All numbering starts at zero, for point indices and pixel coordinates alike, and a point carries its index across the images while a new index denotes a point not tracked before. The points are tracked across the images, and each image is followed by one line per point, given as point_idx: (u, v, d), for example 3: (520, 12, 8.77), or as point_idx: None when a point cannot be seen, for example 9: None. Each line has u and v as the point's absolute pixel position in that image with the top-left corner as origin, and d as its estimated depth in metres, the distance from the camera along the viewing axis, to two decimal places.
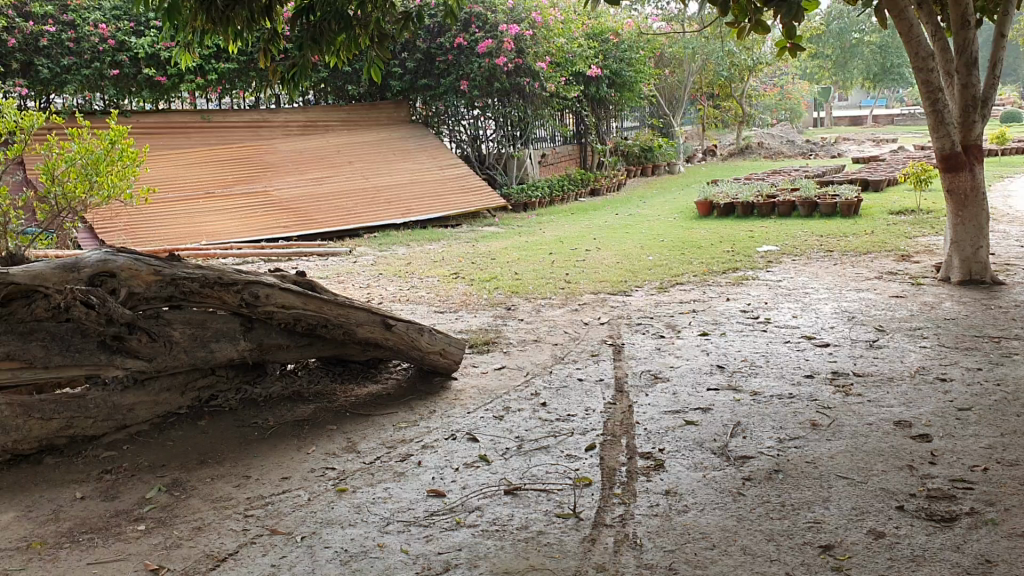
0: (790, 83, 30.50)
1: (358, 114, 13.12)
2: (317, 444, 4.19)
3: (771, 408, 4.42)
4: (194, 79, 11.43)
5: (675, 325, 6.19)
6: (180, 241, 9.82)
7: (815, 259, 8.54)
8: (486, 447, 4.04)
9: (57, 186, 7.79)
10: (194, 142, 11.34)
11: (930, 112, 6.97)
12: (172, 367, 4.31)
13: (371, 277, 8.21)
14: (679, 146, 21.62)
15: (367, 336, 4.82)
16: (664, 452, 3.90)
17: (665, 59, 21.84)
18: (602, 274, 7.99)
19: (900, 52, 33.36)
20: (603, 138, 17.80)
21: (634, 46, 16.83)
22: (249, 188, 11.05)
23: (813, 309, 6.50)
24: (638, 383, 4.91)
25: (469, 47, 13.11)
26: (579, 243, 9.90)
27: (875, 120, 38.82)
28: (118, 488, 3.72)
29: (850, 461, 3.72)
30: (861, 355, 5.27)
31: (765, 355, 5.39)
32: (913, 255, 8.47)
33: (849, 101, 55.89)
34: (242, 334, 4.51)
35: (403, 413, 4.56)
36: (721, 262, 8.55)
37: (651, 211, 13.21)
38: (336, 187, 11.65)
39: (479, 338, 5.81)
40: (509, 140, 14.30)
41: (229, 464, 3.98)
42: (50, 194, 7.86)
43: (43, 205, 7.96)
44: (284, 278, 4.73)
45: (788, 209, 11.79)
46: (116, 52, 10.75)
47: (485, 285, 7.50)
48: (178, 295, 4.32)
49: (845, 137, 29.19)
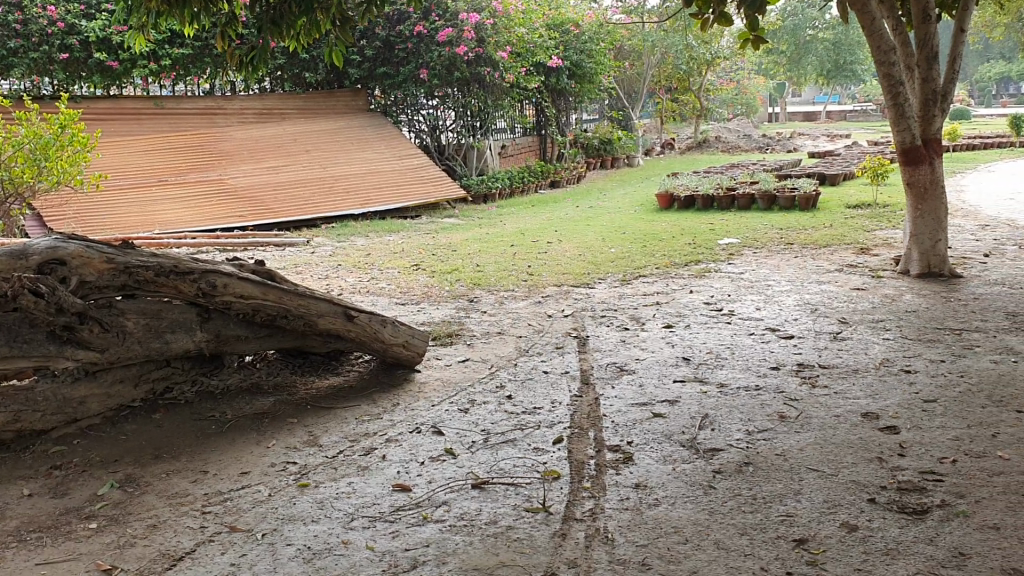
0: (746, 77, 30.76)
1: (315, 103, 12.91)
2: (277, 438, 4.06)
3: (739, 401, 4.39)
4: (147, 64, 11.17)
5: (639, 317, 6.15)
6: (133, 229, 9.58)
7: (776, 252, 8.57)
8: (451, 441, 3.95)
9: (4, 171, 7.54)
10: (146, 129, 11.07)
11: (891, 106, 7.02)
12: (126, 359, 4.17)
13: (330, 268, 8.06)
14: (637, 139, 21.69)
15: (328, 327, 4.70)
16: (633, 445, 3.85)
17: (624, 51, 21.89)
18: (564, 266, 7.94)
19: (852, 49, 33.80)
20: (563, 130, 17.79)
21: (594, 38, 16.80)
22: (204, 176, 10.82)
23: (776, 301, 6.51)
24: (604, 375, 4.85)
25: (429, 35, 12.98)
26: (540, 236, 9.84)
27: (829, 115, 39.35)
28: (68, 484, 3.58)
29: (820, 453, 3.69)
30: (825, 347, 5.27)
31: (730, 347, 5.37)
32: (872, 248, 8.53)
33: (803, 98, 56.57)
34: (198, 325, 4.37)
35: (366, 406, 4.45)
36: (683, 254, 8.54)
37: (612, 203, 13.20)
38: (292, 176, 11.46)
39: (441, 331, 5.71)
40: (469, 130, 14.19)
41: (185, 459, 3.84)
42: None
43: None
44: (243, 267, 4.58)
45: (747, 202, 11.80)
46: (66, 35, 10.45)
47: (447, 277, 7.41)
48: (132, 284, 4.17)
49: (799, 133, 29.53)
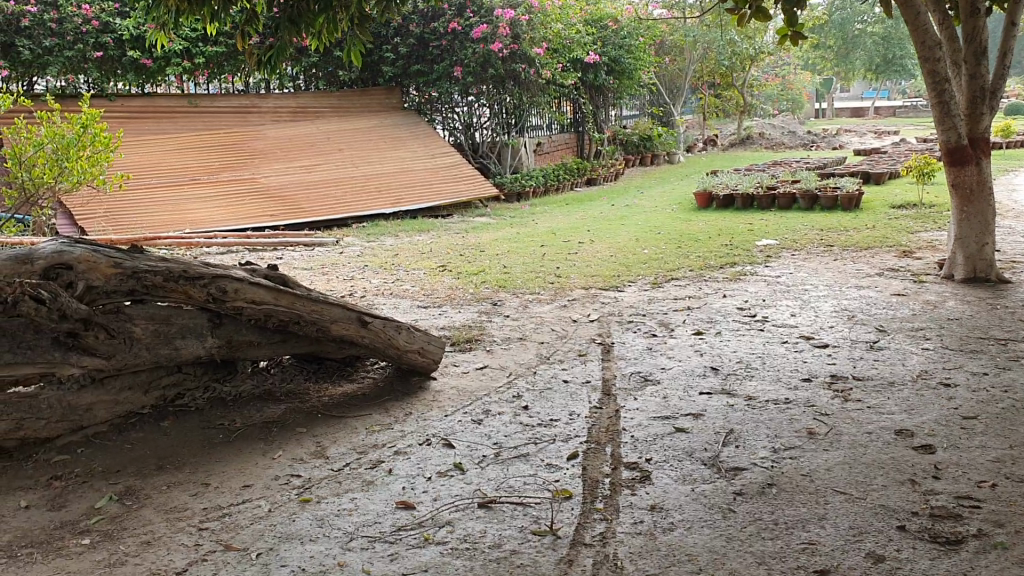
0: (792, 72, 30.16)
1: (349, 101, 12.85)
2: (284, 448, 3.94)
3: (766, 415, 4.18)
4: (181, 62, 11.20)
5: (668, 323, 5.95)
6: (164, 228, 9.58)
7: (815, 255, 8.30)
8: (462, 454, 3.80)
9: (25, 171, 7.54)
10: (180, 128, 11.09)
11: (935, 104, 6.73)
12: (133, 365, 4.07)
13: (356, 268, 7.96)
14: (679, 136, 21.38)
15: (342, 333, 4.57)
16: (651, 462, 3.67)
17: (665, 46, 21.61)
18: (595, 268, 7.76)
19: (902, 44, 32.74)
20: (601, 126, 17.55)
21: (633, 34, 16.55)
22: (237, 175, 10.80)
23: (812, 307, 6.27)
24: (627, 386, 4.67)
25: (463, 32, 12.88)
26: (572, 236, 9.67)
27: (878, 111, 38.58)
28: (67, 496, 3.49)
29: (848, 474, 3.48)
30: (860, 357, 5.03)
31: (761, 356, 5.15)
32: (915, 251, 8.22)
33: (851, 92, 55.53)
34: (209, 331, 4.27)
35: (378, 416, 4.31)
36: (718, 256, 8.31)
37: (648, 202, 12.97)
38: (325, 175, 11.40)
39: (462, 336, 5.57)
40: (504, 128, 14.06)
41: (188, 470, 3.73)
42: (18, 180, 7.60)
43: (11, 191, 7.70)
44: (255, 271, 4.46)
45: (788, 202, 11.52)
46: (100, 34, 10.51)
47: (472, 279, 7.26)
48: (140, 289, 4.07)
49: (845, 129, 28.95)
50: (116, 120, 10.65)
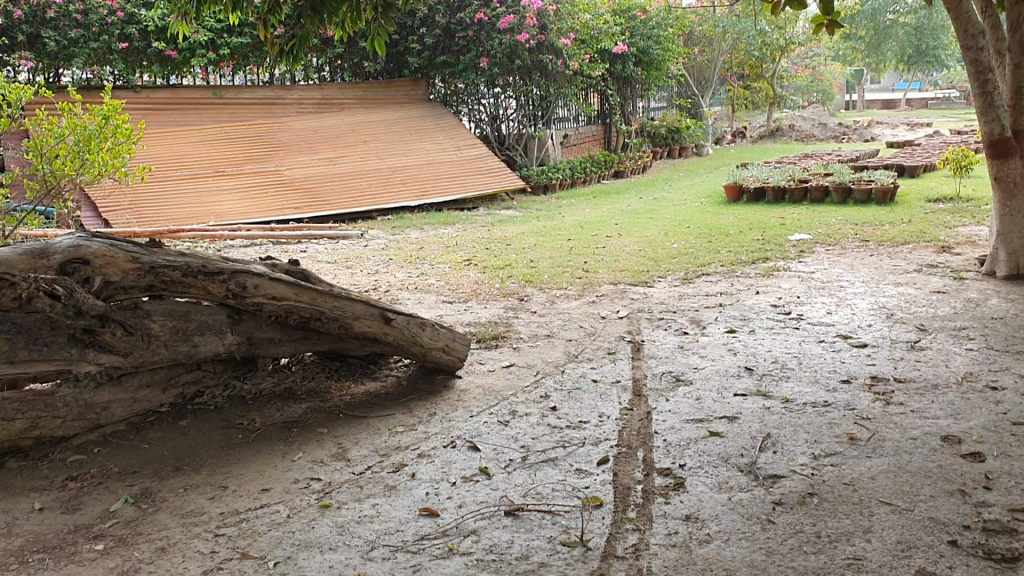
0: (822, 64, 29.74)
1: (374, 92, 12.73)
2: (304, 450, 3.82)
3: (804, 419, 4.01)
4: (206, 54, 11.13)
5: (699, 321, 5.78)
6: (187, 221, 9.51)
7: (850, 250, 8.07)
8: (488, 458, 3.67)
9: (46, 164, 7.45)
10: (205, 119, 11.01)
11: (979, 95, 6.52)
12: (151, 363, 3.97)
13: (381, 262, 7.85)
14: (707, 128, 21.12)
15: (364, 330, 4.44)
16: (685, 468, 3.52)
17: (694, 37, 21.36)
18: (623, 262, 7.61)
19: (936, 34, 32.22)
20: (628, 118, 17.34)
21: (662, 24, 16.31)
22: (260, 167, 10.71)
23: (848, 304, 6.07)
24: (658, 386, 4.51)
25: (490, 22, 12.74)
26: (599, 229, 9.51)
27: (908, 103, 38.02)
28: (81, 498, 3.39)
29: (893, 483, 3.31)
30: (901, 357, 4.84)
31: (797, 356, 4.98)
32: (954, 246, 7.98)
33: (881, 82, 54.70)
34: (229, 328, 4.16)
35: (401, 416, 4.18)
36: (749, 251, 8.11)
37: (676, 195, 12.77)
38: (350, 167, 11.29)
39: (487, 333, 5.43)
40: (530, 120, 13.97)
41: (206, 472, 3.61)
42: (38, 172, 7.51)
43: (31, 184, 7.60)
44: (276, 267, 4.34)
45: (820, 195, 11.28)
46: (126, 25, 10.46)
47: (498, 273, 7.13)
48: (158, 284, 3.96)
49: (875, 120, 28.52)
50: (140, 112, 10.59)
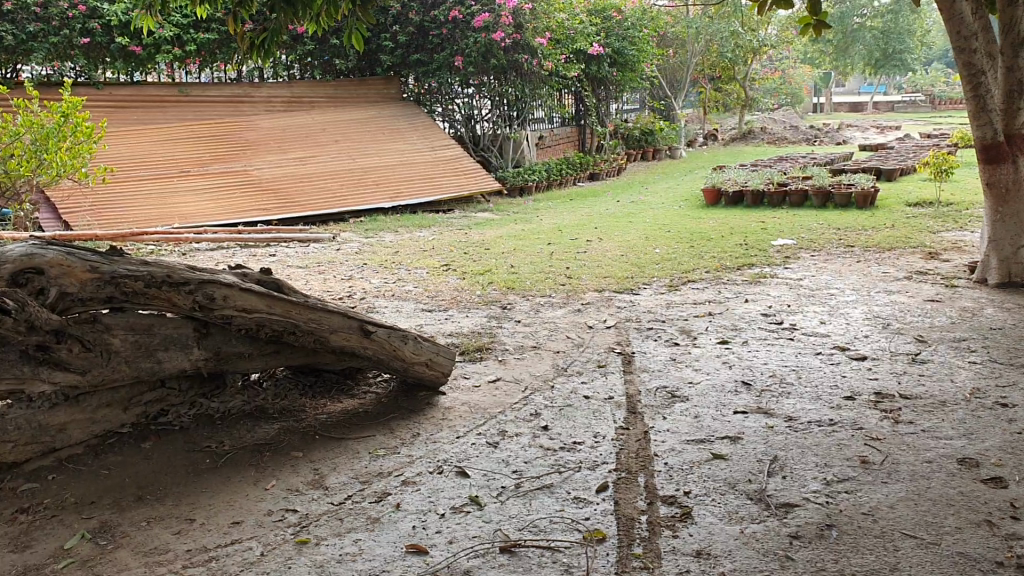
0: (792, 67, 29.76)
1: (345, 90, 12.43)
2: (278, 477, 3.54)
3: (812, 440, 3.78)
4: (171, 49, 10.78)
5: (690, 330, 5.56)
6: (151, 223, 9.14)
7: (836, 255, 7.91)
8: (478, 485, 3.41)
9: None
10: (170, 118, 10.66)
11: (970, 98, 6.31)
12: (111, 381, 3.68)
13: (355, 267, 7.55)
14: (680, 130, 20.99)
15: (342, 344, 4.16)
16: (692, 496, 3.28)
17: (667, 38, 21.26)
18: (606, 268, 7.38)
19: (903, 38, 32.40)
20: (603, 120, 17.13)
21: (637, 25, 16.13)
22: (227, 167, 10.36)
23: (842, 314, 5.88)
24: (654, 403, 4.28)
25: (464, 21, 12.46)
26: (578, 233, 9.29)
27: (876, 106, 38.27)
28: (32, 534, 3.09)
29: (914, 513, 3.09)
30: (903, 371, 4.65)
31: (796, 369, 4.77)
32: (941, 252, 7.83)
33: (848, 86, 55.22)
34: (195, 342, 3.87)
35: (382, 438, 3.91)
36: (734, 257, 7.93)
37: (654, 198, 12.60)
38: (321, 168, 10.97)
39: (470, 344, 5.16)
40: (505, 121, 13.68)
41: (171, 502, 3.32)
42: None
43: None
44: (247, 275, 4.04)
45: (800, 199, 11.14)
46: (88, 19, 10.09)
47: (478, 279, 6.87)
48: (119, 296, 3.65)
49: (844, 123, 28.57)
50: (101, 110, 10.21)
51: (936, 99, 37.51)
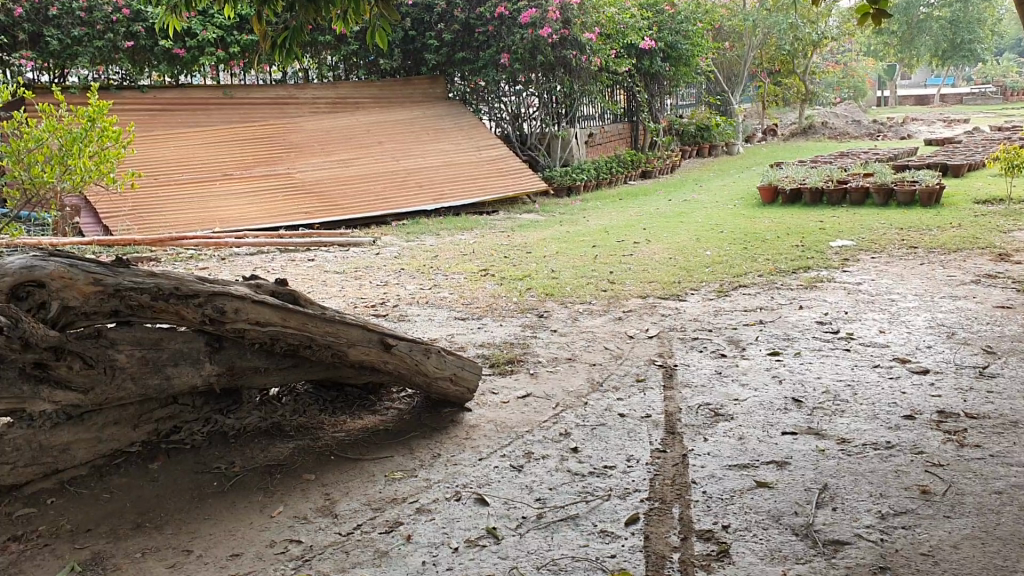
0: (854, 59, 28.92)
1: (390, 91, 12.34)
2: (286, 503, 3.32)
3: (867, 466, 3.44)
4: (215, 51, 10.75)
5: (738, 341, 5.22)
6: (191, 227, 9.07)
7: (897, 258, 7.48)
8: (497, 515, 3.15)
9: (24, 170, 7.03)
10: (214, 119, 10.60)
11: None
12: (117, 399, 3.44)
13: (392, 272, 7.36)
14: (738, 125, 20.46)
15: (360, 358, 3.92)
16: (730, 531, 2.98)
17: (723, 32, 20.78)
18: (652, 272, 7.07)
19: (971, 27, 31.23)
20: (656, 117, 16.75)
21: (691, 18, 15.70)
22: (270, 170, 10.26)
23: (903, 321, 5.50)
24: (695, 423, 3.97)
25: (511, 17, 12.23)
26: (626, 234, 8.97)
27: (943, 99, 37.10)
28: (23, 565, 2.91)
29: (981, 554, 2.74)
30: (969, 387, 4.26)
31: (851, 384, 4.41)
32: (1013, 254, 7.35)
33: (914, 79, 53.70)
34: (207, 357, 3.63)
35: (400, 459, 3.68)
36: (789, 259, 7.56)
37: (707, 196, 12.21)
38: (365, 170, 10.82)
39: (502, 356, 4.91)
40: (553, 118, 13.37)
41: (170, 532, 3.12)
42: (16, 179, 7.11)
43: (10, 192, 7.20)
44: (260, 287, 3.81)
45: (861, 197, 10.66)
46: (131, 23, 10.10)
47: (517, 285, 6.63)
48: (124, 310, 3.42)
49: (911, 116, 27.65)
50: (145, 112, 10.17)
51: (1006, 91, 36.17)
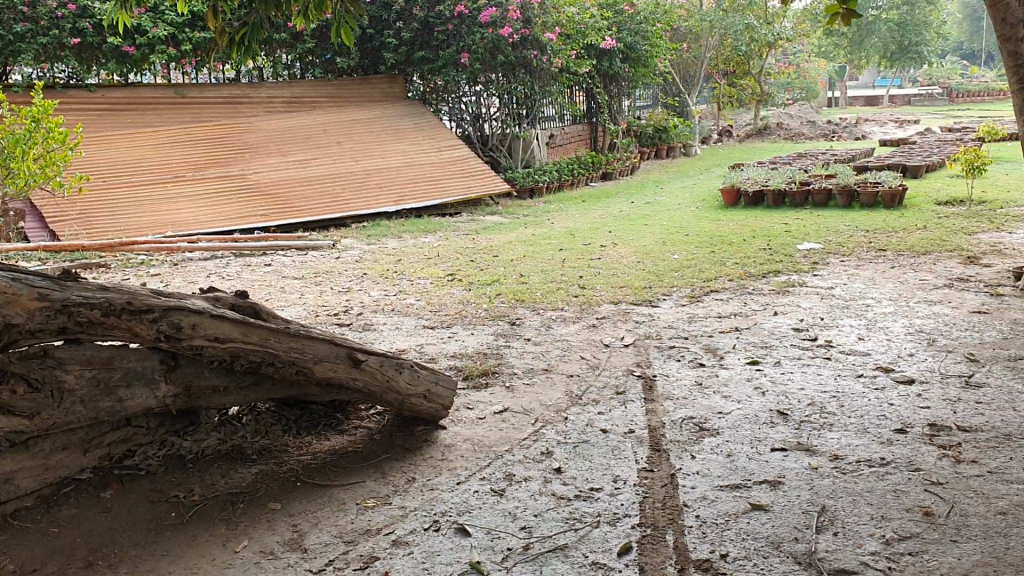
0: (806, 60, 29.14)
1: (347, 90, 12.06)
2: (251, 536, 3.09)
3: (863, 485, 3.30)
4: (166, 49, 10.41)
5: (715, 348, 5.08)
6: (142, 232, 8.71)
7: (867, 261, 7.41)
8: (481, 548, 2.95)
9: None
10: (166, 120, 10.25)
11: None
12: (66, 424, 3.14)
13: (354, 277, 7.11)
14: (695, 127, 20.43)
15: (328, 375, 3.69)
16: (730, 561, 2.81)
17: (680, 33, 20.76)
18: (622, 276, 6.91)
19: (918, 29, 31.69)
20: (616, 118, 16.65)
21: (650, 19, 15.62)
22: (225, 172, 9.93)
23: (881, 328, 5.40)
24: (680, 439, 3.80)
25: (471, 16, 12.08)
26: (592, 237, 8.80)
27: (891, 100, 37.63)
28: None
29: None
30: (957, 398, 4.15)
31: (836, 395, 4.28)
32: (982, 256, 7.32)
33: (862, 80, 54.53)
34: (162, 377, 3.36)
35: (373, 484, 3.46)
36: (758, 262, 7.46)
37: (670, 198, 12.11)
38: (322, 171, 10.53)
39: (475, 368, 4.70)
40: (514, 119, 13.15)
41: (125, 571, 2.87)
42: None
43: None
44: (220, 301, 3.55)
45: (823, 199, 10.63)
46: (78, 19, 9.74)
47: (485, 290, 6.43)
48: (73, 327, 3.14)
49: (863, 118, 27.94)
50: (92, 112, 9.80)
51: (952, 92, 36.66)
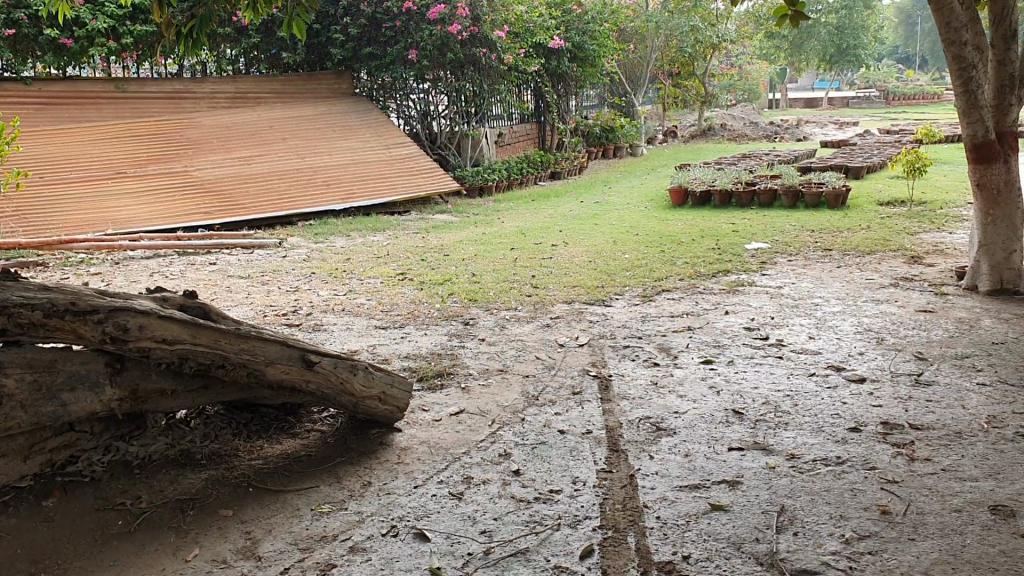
0: (749, 61, 29.48)
1: (292, 86, 11.90)
2: (202, 545, 3.00)
3: (820, 484, 3.31)
4: (105, 43, 10.18)
5: (669, 348, 5.08)
6: (82, 229, 8.43)
7: (814, 260, 7.50)
8: (440, 553, 2.89)
9: None
10: (105, 115, 10.00)
11: (961, 93, 5.80)
12: (5, 430, 3.00)
13: (302, 276, 6.99)
14: (642, 127, 20.55)
15: (280, 378, 3.59)
16: (692, 562, 2.79)
17: (627, 33, 20.85)
18: (574, 276, 6.90)
19: (857, 33, 32.33)
20: (563, 117, 16.68)
21: (597, 19, 15.69)
22: (167, 168, 9.70)
23: (831, 327, 5.45)
24: (637, 439, 3.78)
25: (418, 13, 11.99)
26: (543, 237, 8.78)
27: (830, 102, 38.31)
28: None
29: None
30: (908, 396, 4.20)
31: (790, 394, 4.30)
32: (924, 256, 7.45)
33: (802, 82, 55.46)
34: (108, 380, 3.23)
35: (327, 489, 3.39)
36: (708, 261, 7.50)
37: (618, 197, 12.15)
38: (267, 168, 10.35)
39: (430, 368, 4.64)
40: (463, 117, 13.08)
41: None
42: None
43: None
44: (167, 301, 3.45)
45: (769, 199, 10.75)
46: (12, 10, 9.47)
47: (437, 290, 6.36)
48: (12, 329, 3.05)
49: (805, 119, 28.38)
50: (28, 107, 9.54)
51: (889, 94, 37.40)
